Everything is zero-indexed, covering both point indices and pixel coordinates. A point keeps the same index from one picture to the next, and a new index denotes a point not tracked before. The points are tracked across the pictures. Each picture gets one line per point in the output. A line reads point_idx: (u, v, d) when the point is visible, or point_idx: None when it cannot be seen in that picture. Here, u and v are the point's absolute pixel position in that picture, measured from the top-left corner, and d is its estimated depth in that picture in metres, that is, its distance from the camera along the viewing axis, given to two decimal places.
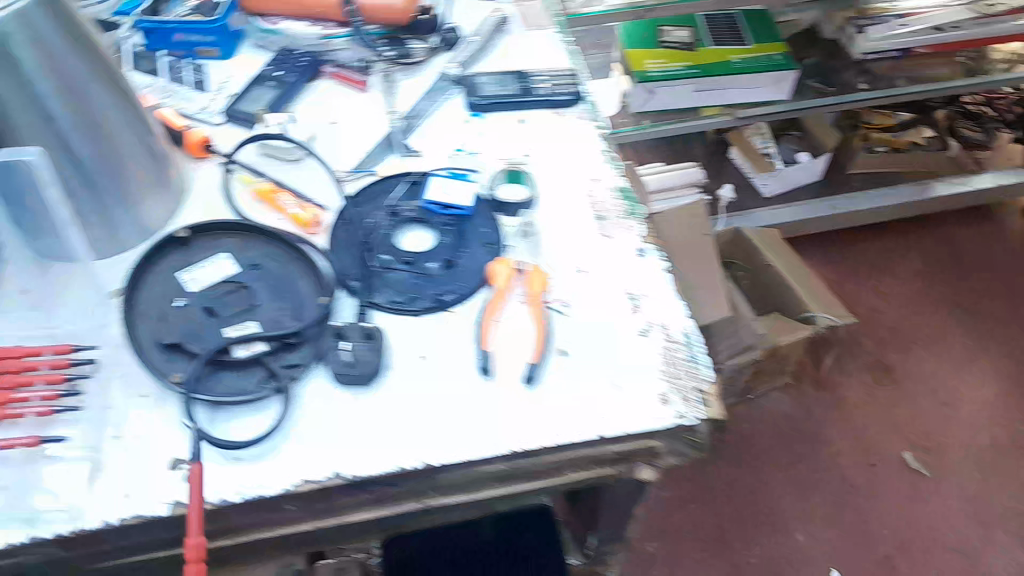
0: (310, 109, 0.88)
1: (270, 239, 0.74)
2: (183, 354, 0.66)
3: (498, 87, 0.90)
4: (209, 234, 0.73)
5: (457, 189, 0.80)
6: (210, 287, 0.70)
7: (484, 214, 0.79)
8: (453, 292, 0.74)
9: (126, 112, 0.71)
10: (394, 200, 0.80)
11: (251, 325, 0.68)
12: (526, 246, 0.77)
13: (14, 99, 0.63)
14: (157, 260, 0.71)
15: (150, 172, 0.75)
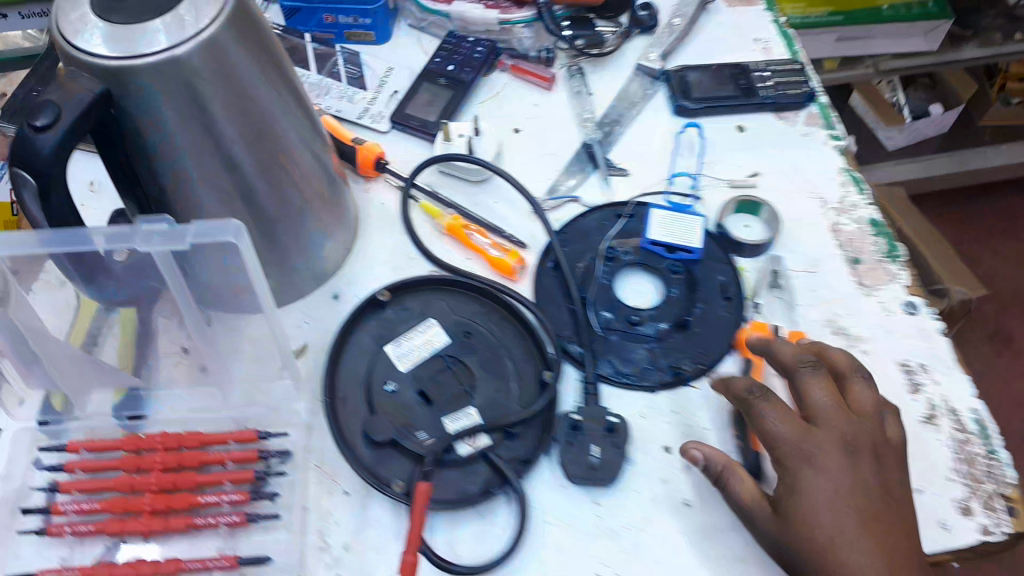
0: (489, 114, 0.75)
1: (480, 294, 0.62)
2: (404, 455, 0.55)
3: (710, 86, 0.75)
4: (416, 297, 0.61)
5: (685, 226, 0.65)
6: (422, 365, 0.58)
7: (719, 255, 0.65)
8: (691, 361, 0.61)
9: (305, 132, 0.58)
10: (607, 239, 0.66)
11: (471, 413, 0.56)
12: (778, 304, 0.64)
13: (193, 145, 0.50)
14: (357, 330, 0.60)
15: (330, 201, 0.62)
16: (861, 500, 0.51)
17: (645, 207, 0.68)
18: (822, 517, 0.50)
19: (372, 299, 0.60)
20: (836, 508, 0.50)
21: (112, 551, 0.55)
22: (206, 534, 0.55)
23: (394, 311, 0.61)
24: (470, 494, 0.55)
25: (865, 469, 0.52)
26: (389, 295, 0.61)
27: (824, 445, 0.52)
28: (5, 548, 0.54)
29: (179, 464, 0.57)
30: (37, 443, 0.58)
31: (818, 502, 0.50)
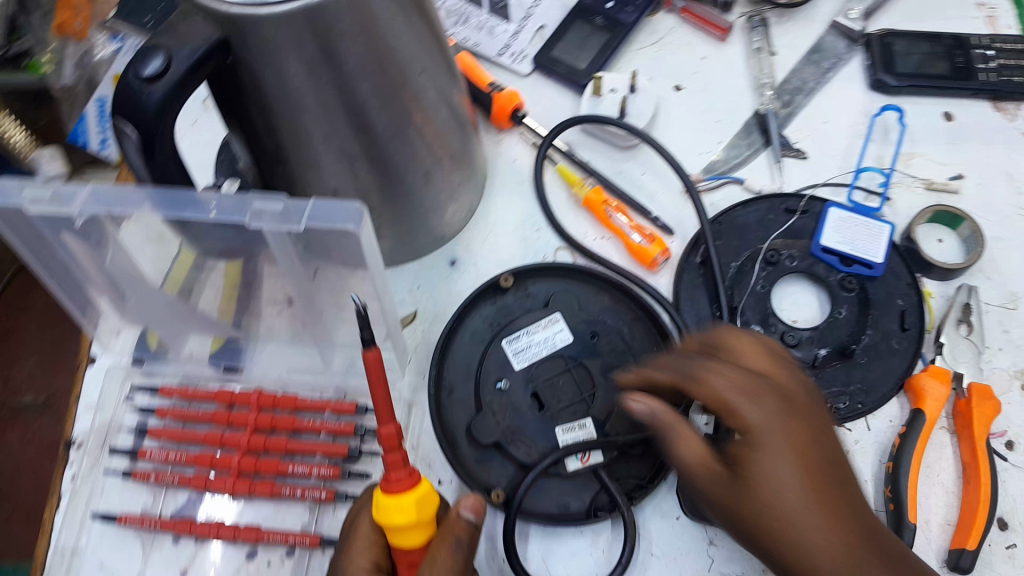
0: (649, 66, 0.65)
1: (612, 286, 0.55)
2: (509, 460, 0.50)
3: (919, 59, 0.63)
4: (543, 285, 0.56)
5: (868, 234, 0.55)
6: (539, 364, 0.52)
7: (900, 270, 0.55)
8: (847, 399, 0.51)
9: (444, 85, 0.51)
10: (770, 237, 0.57)
11: (586, 426, 0.50)
12: (963, 345, 0.53)
13: (320, 102, 0.44)
14: (473, 313, 0.55)
15: (460, 162, 0.56)
16: (809, 459, 0.37)
17: (822, 203, 0.58)
18: (773, 475, 0.36)
19: (495, 283, 0.54)
20: (795, 471, 0.36)
21: (195, 504, 0.53)
22: (291, 504, 0.52)
23: (516, 297, 0.55)
24: (573, 513, 0.49)
25: (819, 418, 0.39)
26: (511, 281, 0.55)
27: (799, 393, 0.40)
28: (92, 485, 0.53)
29: (270, 427, 0.54)
30: (131, 380, 0.57)
31: (775, 468, 0.36)
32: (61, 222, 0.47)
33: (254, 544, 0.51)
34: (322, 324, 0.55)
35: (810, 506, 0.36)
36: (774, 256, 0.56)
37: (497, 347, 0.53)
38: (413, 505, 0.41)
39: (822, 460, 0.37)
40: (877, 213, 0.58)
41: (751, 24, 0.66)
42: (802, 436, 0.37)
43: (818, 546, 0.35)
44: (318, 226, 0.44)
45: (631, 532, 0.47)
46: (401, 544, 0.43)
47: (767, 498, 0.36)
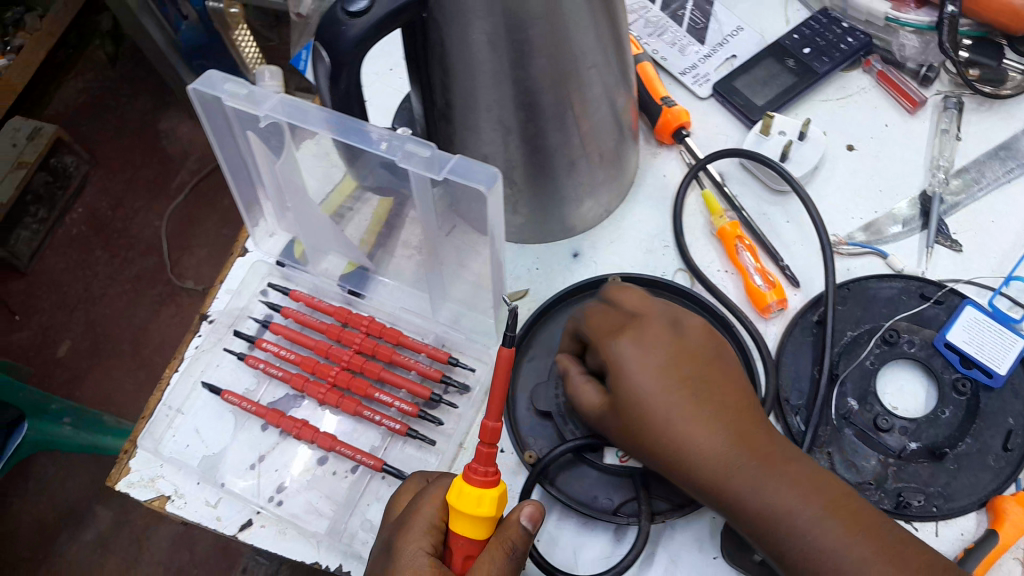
0: (827, 117, 0.64)
1: (716, 318, 0.56)
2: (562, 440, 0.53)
3: None
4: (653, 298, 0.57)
5: (999, 342, 0.53)
6: None
7: (1022, 390, 0.53)
8: (923, 498, 0.50)
9: (612, 87, 0.54)
10: (895, 317, 0.56)
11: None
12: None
13: (493, 70, 0.48)
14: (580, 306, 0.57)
15: (605, 164, 0.59)
16: (690, 385, 0.44)
17: (960, 299, 0.56)
18: (644, 392, 0.44)
19: (600, 281, 0.57)
20: (658, 384, 0.44)
21: (289, 401, 0.59)
22: (367, 427, 0.57)
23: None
24: (596, 507, 0.50)
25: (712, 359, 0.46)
26: (617, 283, 0.58)
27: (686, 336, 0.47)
28: (210, 357, 0.61)
29: (371, 353, 0.58)
30: (269, 278, 0.64)
31: (640, 383, 0.44)
32: (249, 121, 0.53)
33: (327, 451, 0.56)
34: (440, 277, 0.59)
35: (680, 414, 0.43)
36: (893, 337, 0.55)
37: None
38: (494, 500, 0.42)
39: (699, 386, 0.44)
40: (1018, 324, 0.55)
41: (945, 104, 0.63)
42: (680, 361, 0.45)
43: (710, 450, 0.42)
44: (455, 180, 0.47)
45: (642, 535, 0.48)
46: (463, 534, 0.43)
47: (643, 406, 0.44)
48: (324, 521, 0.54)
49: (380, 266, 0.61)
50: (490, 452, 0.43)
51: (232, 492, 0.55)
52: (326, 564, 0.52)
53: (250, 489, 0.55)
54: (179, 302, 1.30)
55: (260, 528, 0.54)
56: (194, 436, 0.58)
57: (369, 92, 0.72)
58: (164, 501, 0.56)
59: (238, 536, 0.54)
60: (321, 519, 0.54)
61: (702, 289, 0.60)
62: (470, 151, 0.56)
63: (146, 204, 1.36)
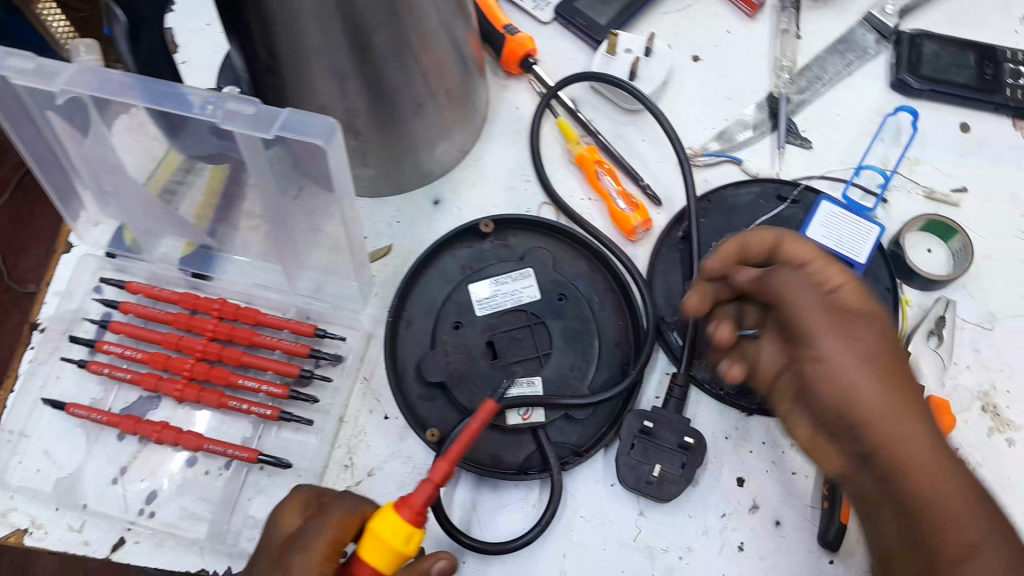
0: (669, 30, 0.63)
1: (585, 246, 0.55)
2: (452, 405, 0.50)
3: (945, 64, 0.61)
4: (519, 237, 0.56)
5: (856, 232, 0.54)
6: (500, 313, 0.53)
7: (881, 274, 0.55)
8: None
9: (449, 20, 0.51)
10: (756, 221, 0.56)
11: (534, 384, 0.50)
12: (930, 356, 0.53)
13: (316, 12, 0.44)
14: (447, 254, 0.55)
15: (454, 102, 0.55)
16: (898, 378, 0.40)
17: (815, 195, 0.57)
18: (891, 429, 0.39)
19: (474, 227, 0.55)
20: (879, 400, 0.39)
21: (145, 404, 0.54)
22: (238, 417, 0.53)
23: (494, 245, 0.56)
24: (502, 467, 0.49)
25: (878, 328, 0.41)
26: (491, 227, 0.55)
27: (886, 340, 0.41)
28: (50, 370, 0.55)
29: (228, 338, 0.54)
30: (102, 272, 0.57)
31: (854, 383, 0.39)
32: (46, 100, 0.46)
33: (195, 450, 0.52)
34: (293, 246, 0.54)
35: (923, 445, 0.39)
36: None
37: (466, 288, 0.53)
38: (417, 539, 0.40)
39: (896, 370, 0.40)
40: (870, 212, 0.57)
41: (781, 5, 0.63)
42: (869, 363, 0.39)
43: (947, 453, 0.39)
44: (288, 137, 0.43)
45: (557, 497, 0.47)
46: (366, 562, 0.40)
47: (867, 413, 0.39)
48: (204, 524, 0.50)
49: (225, 241, 0.56)
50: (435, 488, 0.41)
51: (97, 513, 0.50)
52: (213, 569, 0.49)
53: (116, 505, 0.51)
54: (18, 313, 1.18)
55: (134, 544, 0.49)
56: (44, 459, 0.52)
57: (186, 53, 0.64)
58: (20, 536, 0.50)
59: (111, 558, 0.49)
60: (200, 523, 0.50)
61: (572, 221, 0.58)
62: (305, 105, 0.51)
63: None
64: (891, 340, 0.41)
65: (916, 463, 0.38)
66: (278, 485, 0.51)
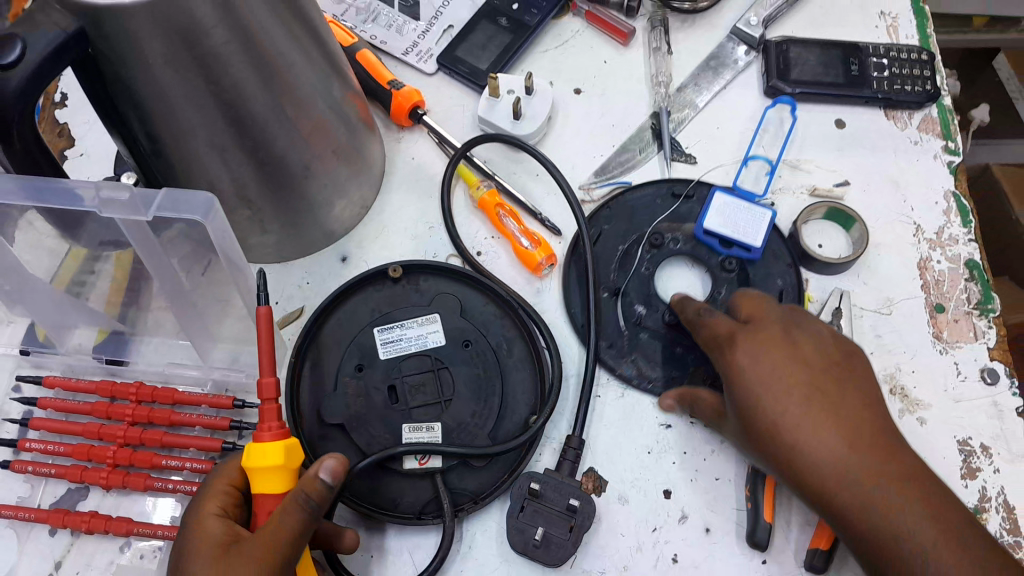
0: (548, 66, 0.65)
1: (484, 284, 0.56)
2: (352, 444, 0.52)
3: (813, 66, 0.64)
4: (422, 281, 0.58)
5: (751, 217, 0.56)
6: (400, 362, 0.54)
7: (774, 272, 0.57)
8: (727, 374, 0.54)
9: (322, 86, 0.53)
10: (656, 222, 0.58)
11: (433, 429, 0.52)
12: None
13: (186, 95, 0.45)
14: (354, 312, 0.56)
15: (342, 160, 0.57)
16: (858, 429, 0.46)
17: (707, 188, 0.60)
18: (886, 508, 0.43)
19: (383, 271, 0.57)
20: (834, 447, 0.45)
21: (74, 497, 0.54)
22: (164, 496, 0.53)
23: (405, 288, 0.57)
24: (399, 510, 0.50)
25: (828, 369, 0.48)
26: (401, 273, 0.57)
27: (829, 382, 0.48)
28: None
29: (148, 420, 0.54)
30: (18, 371, 0.58)
31: (814, 451, 0.45)
32: None
33: (126, 536, 0.52)
34: (203, 322, 0.56)
35: (882, 438, 0.46)
36: (658, 239, 0.57)
37: (377, 341, 0.55)
38: (280, 448, 0.43)
39: (861, 423, 0.46)
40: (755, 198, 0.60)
41: (652, 30, 0.66)
42: (825, 426, 0.46)
43: (829, 462, 0.45)
44: (167, 215, 0.45)
45: (444, 544, 0.47)
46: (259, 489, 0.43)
47: (826, 460, 0.45)
48: None
49: (136, 325, 0.57)
50: (270, 405, 0.44)
51: None
52: None
53: None
54: None
55: None
56: None
57: (84, 145, 0.66)
58: None
59: None
60: None
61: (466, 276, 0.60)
62: (194, 184, 0.53)
63: None
64: (834, 369, 0.48)
65: (882, 517, 0.43)
66: None
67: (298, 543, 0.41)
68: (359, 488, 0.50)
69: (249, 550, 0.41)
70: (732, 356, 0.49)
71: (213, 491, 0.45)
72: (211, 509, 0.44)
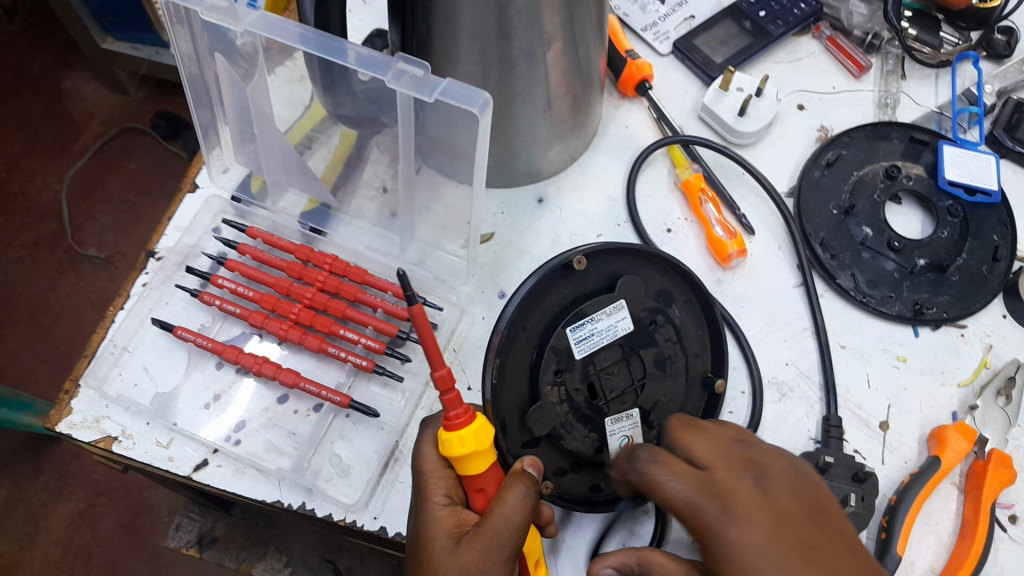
0: (778, 77, 0.67)
1: (694, 283, 0.52)
2: (554, 447, 0.49)
3: None
4: (610, 260, 0.51)
5: (980, 166, 0.61)
6: (598, 348, 0.49)
7: (970, 303, 0.58)
8: (937, 306, 0.58)
9: (592, 36, 0.54)
10: (891, 158, 0.62)
11: (634, 417, 0.49)
12: (996, 414, 0.55)
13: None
14: (520, 300, 0.48)
15: (571, 107, 0.57)
16: (802, 538, 0.38)
17: (936, 137, 0.63)
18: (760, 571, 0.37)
19: (566, 262, 0.49)
20: (772, 554, 0.37)
21: (246, 338, 0.58)
22: (332, 364, 0.56)
23: (581, 278, 0.51)
24: (600, 494, 0.51)
25: (740, 477, 0.41)
26: (582, 264, 0.50)
27: (735, 483, 0.41)
28: (161, 295, 0.58)
29: (336, 291, 0.58)
30: (223, 214, 0.62)
31: (741, 543, 0.38)
32: (222, 39, 0.50)
33: (288, 388, 0.55)
34: (407, 217, 0.58)
35: (809, 521, 0.39)
36: (896, 172, 0.60)
37: (574, 337, 0.48)
38: (478, 436, 0.43)
39: (795, 520, 0.39)
40: (978, 146, 0.64)
41: (887, 72, 0.67)
42: (767, 526, 0.38)
43: (764, 556, 0.38)
44: (446, 102, 0.46)
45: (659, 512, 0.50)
46: (473, 472, 0.44)
47: (744, 561, 0.38)
48: (285, 459, 0.53)
49: (342, 202, 0.60)
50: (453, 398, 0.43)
51: (185, 433, 0.53)
52: (288, 502, 0.51)
53: (206, 427, 0.53)
54: (80, 270, 1.21)
55: (216, 468, 0.52)
56: (142, 374, 0.55)
57: None
58: (110, 442, 0.52)
59: (192, 477, 0.52)
60: (282, 457, 0.53)
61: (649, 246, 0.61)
62: None
63: (46, 165, 1.26)
64: (787, 503, 0.40)
65: None
66: (360, 435, 0.54)
67: (529, 515, 0.43)
68: (562, 479, 0.50)
69: (483, 532, 0.42)
70: (727, 487, 0.41)
71: (429, 478, 0.46)
72: (436, 497, 0.45)
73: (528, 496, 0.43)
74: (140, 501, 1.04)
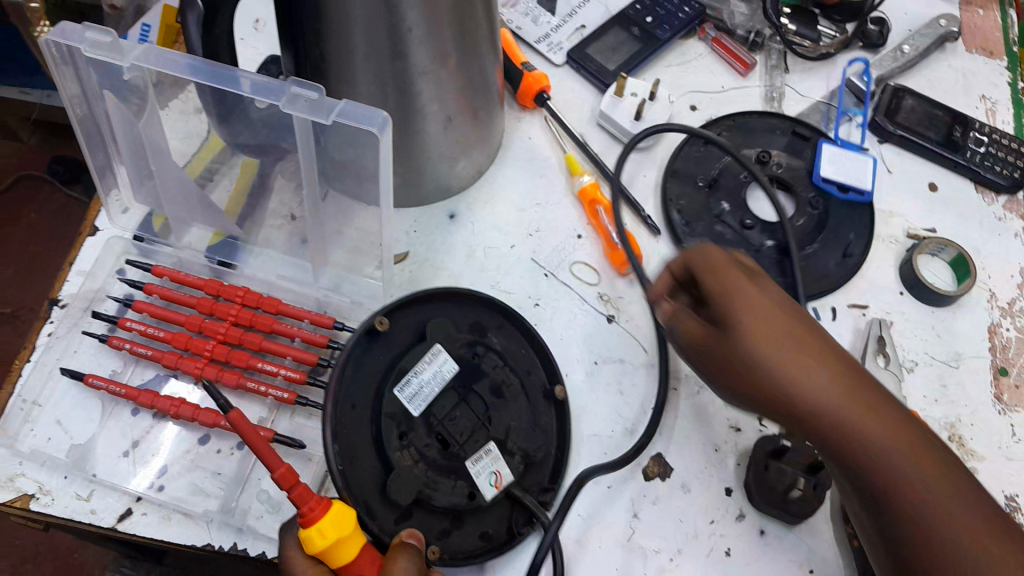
0: (670, 79, 0.69)
1: (515, 317, 0.55)
2: (429, 510, 0.48)
3: (918, 124, 0.68)
4: (419, 313, 0.54)
5: (858, 164, 0.64)
6: (432, 397, 0.50)
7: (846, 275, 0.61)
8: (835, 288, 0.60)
9: (486, 51, 0.55)
10: (771, 147, 0.65)
11: (492, 450, 0.49)
12: (887, 376, 0.57)
13: (368, 21, 0.46)
14: (344, 370, 0.50)
15: (472, 122, 0.58)
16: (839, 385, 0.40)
17: (819, 133, 0.66)
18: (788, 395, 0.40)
19: (369, 328, 0.52)
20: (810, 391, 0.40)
21: (162, 381, 0.56)
22: (252, 398, 0.55)
23: (392, 340, 0.53)
24: (495, 542, 0.49)
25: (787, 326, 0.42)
26: (385, 322, 0.52)
27: (775, 335, 0.42)
28: (67, 343, 0.56)
29: (250, 323, 0.57)
30: (127, 255, 0.60)
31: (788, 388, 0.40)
32: (110, 76, 0.49)
33: (209, 428, 0.53)
34: (318, 243, 0.58)
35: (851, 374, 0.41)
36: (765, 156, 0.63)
37: (404, 394, 0.50)
38: (337, 524, 0.41)
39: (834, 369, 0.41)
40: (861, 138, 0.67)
41: (772, 69, 0.70)
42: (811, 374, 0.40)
43: (809, 397, 0.40)
44: (344, 122, 0.46)
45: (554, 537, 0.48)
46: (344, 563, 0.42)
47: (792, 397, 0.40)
48: (212, 500, 0.51)
49: (250, 234, 0.60)
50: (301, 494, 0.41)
51: (106, 482, 0.51)
52: (219, 544, 0.50)
53: (127, 477, 0.52)
54: None
55: (141, 516, 0.51)
56: (55, 428, 0.53)
57: None
58: (26, 500, 0.51)
59: (116, 527, 0.50)
60: (208, 499, 0.51)
61: (558, 254, 0.62)
62: None
63: None
64: (832, 359, 0.41)
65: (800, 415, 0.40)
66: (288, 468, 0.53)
67: None
68: (450, 540, 0.48)
69: None
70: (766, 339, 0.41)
71: None
72: None
73: (411, 565, 0.43)
74: (70, 561, 0.99)
